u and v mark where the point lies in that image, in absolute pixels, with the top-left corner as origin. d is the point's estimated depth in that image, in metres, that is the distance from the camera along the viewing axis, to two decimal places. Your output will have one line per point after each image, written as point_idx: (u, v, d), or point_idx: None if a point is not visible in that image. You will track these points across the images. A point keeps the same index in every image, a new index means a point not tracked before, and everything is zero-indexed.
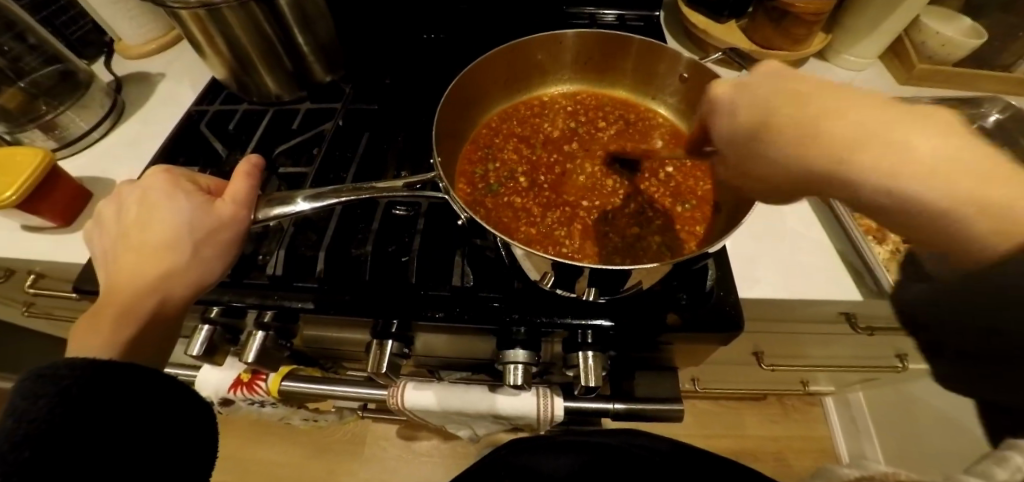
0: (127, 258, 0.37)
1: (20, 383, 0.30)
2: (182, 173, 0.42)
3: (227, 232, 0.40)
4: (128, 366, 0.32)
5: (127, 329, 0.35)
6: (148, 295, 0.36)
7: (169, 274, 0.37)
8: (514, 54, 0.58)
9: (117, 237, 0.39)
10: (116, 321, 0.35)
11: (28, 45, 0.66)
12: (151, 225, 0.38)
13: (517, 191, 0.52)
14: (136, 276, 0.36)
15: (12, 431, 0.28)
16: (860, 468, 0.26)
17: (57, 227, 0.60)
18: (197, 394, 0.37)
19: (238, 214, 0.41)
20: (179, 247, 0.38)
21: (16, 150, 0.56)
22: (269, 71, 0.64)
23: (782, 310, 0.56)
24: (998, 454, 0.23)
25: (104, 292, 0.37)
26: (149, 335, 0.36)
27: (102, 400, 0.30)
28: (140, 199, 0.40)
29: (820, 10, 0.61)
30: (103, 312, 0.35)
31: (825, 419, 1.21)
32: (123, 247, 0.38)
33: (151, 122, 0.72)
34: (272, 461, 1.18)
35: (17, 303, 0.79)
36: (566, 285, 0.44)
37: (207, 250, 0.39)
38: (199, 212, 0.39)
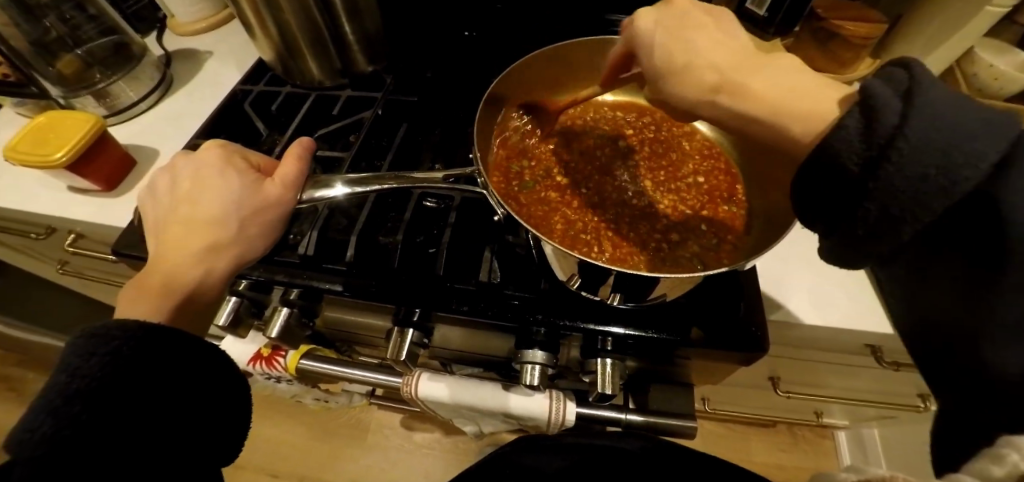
0: (176, 230, 0.39)
1: (75, 341, 0.31)
2: (235, 149, 0.44)
3: (272, 212, 0.41)
4: (174, 333, 0.33)
5: (171, 297, 0.36)
6: (194, 266, 0.37)
7: (215, 247, 0.38)
8: (558, 56, 0.58)
9: (169, 207, 0.40)
10: (162, 288, 0.36)
11: (88, 16, 0.69)
12: (201, 199, 0.39)
13: (551, 190, 0.53)
14: (186, 247, 0.38)
15: (65, 385, 0.29)
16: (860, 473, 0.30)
17: (100, 192, 0.62)
18: (234, 364, 0.38)
19: (285, 194, 0.42)
20: (225, 222, 0.39)
21: (71, 115, 0.59)
22: (314, 58, 0.66)
23: (806, 336, 0.55)
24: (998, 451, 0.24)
25: (152, 260, 0.38)
26: (188, 305, 0.37)
27: (150, 362, 0.31)
28: (194, 172, 0.41)
29: (870, 35, 0.60)
30: (151, 278, 0.37)
31: (836, 452, 1.18)
32: (174, 217, 0.39)
33: (197, 98, 0.74)
34: (276, 439, 1.20)
35: (53, 260, 0.82)
36: (592, 289, 0.44)
37: (252, 228, 0.40)
38: (246, 190, 0.41)
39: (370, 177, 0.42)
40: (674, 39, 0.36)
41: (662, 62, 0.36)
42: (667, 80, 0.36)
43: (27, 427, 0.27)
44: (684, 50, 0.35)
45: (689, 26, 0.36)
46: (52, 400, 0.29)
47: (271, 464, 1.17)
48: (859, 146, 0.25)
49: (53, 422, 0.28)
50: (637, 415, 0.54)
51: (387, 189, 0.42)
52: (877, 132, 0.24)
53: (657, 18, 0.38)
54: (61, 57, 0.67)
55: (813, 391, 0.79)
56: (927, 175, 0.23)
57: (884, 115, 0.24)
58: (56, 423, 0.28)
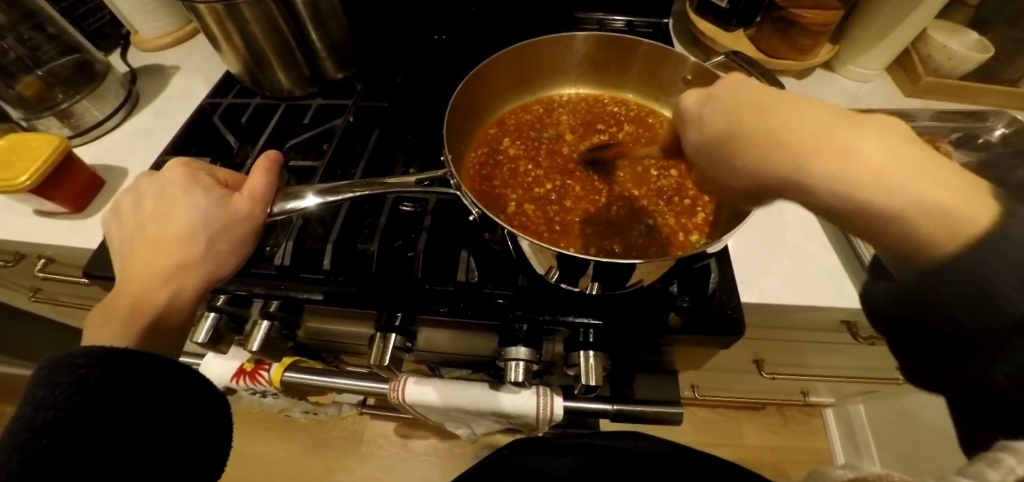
0: (144, 251, 0.38)
1: (39, 372, 0.31)
2: (201, 166, 0.43)
3: (242, 226, 0.41)
4: (142, 356, 0.33)
5: (143, 319, 0.35)
6: (163, 287, 0.37)
7: (183, 266, 0.38)
8: (522, 55, 0.59)
9: (134, 229, 0.40)
10: (131, 311, 0.35)
11: (47, 36, 0.68)
12: (168, 217, 0.39)
13: (521, 184, 0.54)
14: (153, 268, 0.37)
15: (30, 418, 0.28)
16: (857, 471, 0.27)
17: (68, 213, 0.61)
18: (209, 382, 0.37)
19: (254, 209, 0.42)
20: (195, 239, 0.39)
21: (30, 137, 0.58)
22: (282, 68, 0.65)
23: (781, 316, 0.56)
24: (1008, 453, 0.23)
25: (119, 283, 0.37)
26: (160, 326, 0.36)
27: (121, 387, 0.31)
28: (158, 191, 0.41)
29: (828, 22, 0.61)
30: (118, 302, 0.36)
31: (825, 430, 1.21)
32: (140, 239, 0.39)
33: (165, 113, 0.73)
34: (271, 456, 1.18)
35: (23, 288, 0.80)
36: (569, 280, 0.44)
37: (222, 244, 0.40)
38: (216, 206, 0.40)
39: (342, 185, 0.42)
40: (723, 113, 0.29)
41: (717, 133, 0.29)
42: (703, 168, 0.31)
43: None
44: (738, 127, 0.27)
45: (722, 103, 0.29)
46: (19, 434, 0.28)
47: (264, 480, 1.15)
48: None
49: (19, 458, 0.27)
50: (623, 405, 0.54)
51: (360, 196, 0.42)
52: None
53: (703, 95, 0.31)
54: (21, 78, 0.66)
55: (798, 372, 0.81)
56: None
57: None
58: (24, 458, 0.27)
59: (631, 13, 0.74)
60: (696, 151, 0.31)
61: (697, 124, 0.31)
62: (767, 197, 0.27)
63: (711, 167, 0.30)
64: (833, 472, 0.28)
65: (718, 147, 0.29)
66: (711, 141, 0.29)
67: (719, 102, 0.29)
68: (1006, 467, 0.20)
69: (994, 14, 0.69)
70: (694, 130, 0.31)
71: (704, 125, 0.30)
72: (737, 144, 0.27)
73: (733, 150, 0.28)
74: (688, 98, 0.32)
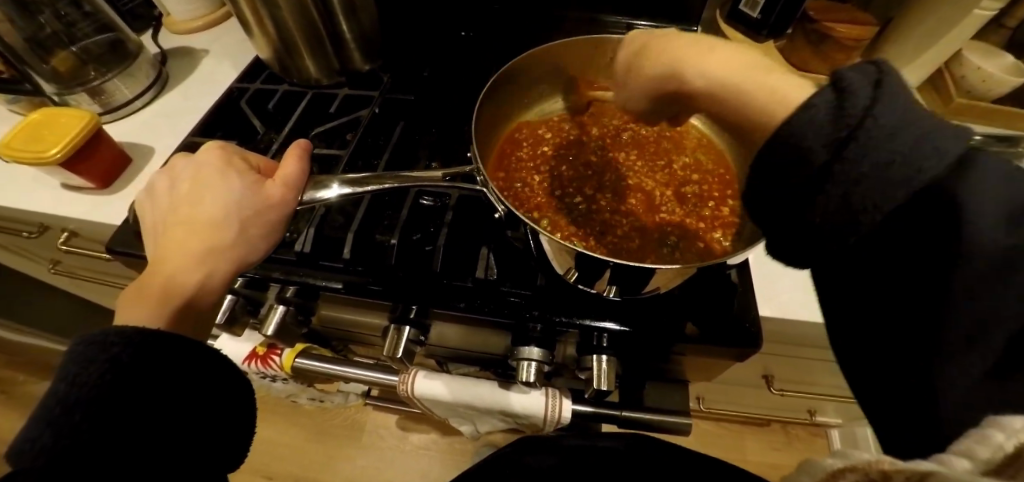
0: (177, 232, 0.39)
1: (74, 347, 0.31)
2: (234, 150, 0.44)
3: (273, 214, 0.41)
4: (175, 339, 0.33)
5: (173, 301, 0.35)
6: (193, 269, 0.37)
7: (215, 249, 0.38)
8: (555, 55, 0.59)
9: (168, 209, 0.40)
10: (161, 292, 0.35)
11: (83, 13, 0.69)
12: (201, 200, 0.40)
13: (544, 181, 0.55)
14: (186, 249, 0.37)
15: (64, 394, 0.29)
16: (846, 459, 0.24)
17: (94, 189, 0.62)
18: (235, 367, 0.37)
19: (286, 196, 0.42)
20: (227, 223, 0.39)
21: (63, 112, 0.59)
22: (311, 57, 0.66)
23: (796, 333, 0.56)
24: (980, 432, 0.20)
25: (153, 262, 0.38)
26: (190, 308, 0.36)
27: (151, 369, 0.31)
28: (193, 173, 0.41)
29: (861, 37, 0.61)
30: (149, 281, 0.36)
31: (829, 451, 1.19)
32: (174, 220, 0.39)
33: (193, 95, 0.74)
34: (275, 439, 1.20)
35: (45, 259, 0.82)
36: (588, 282, 0.44)
37: (252, 229, 0.40)
38: (249, 191, 0.41)
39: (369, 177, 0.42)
40: (653, 43, 0.36)
41: (625, 65, 0.38)
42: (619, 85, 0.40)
43: (26, 437, 0.28)
44: (653, 48, 0.35)
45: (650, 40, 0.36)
46: (53, 409, 0.29)
47: (266, 464, 1.16)
48: (828, 129, 0.25)
49: (52, 433, 0.28)
50: (631, 411, 0.54)
51: (387, 188, 0.42)
52: (845, 112, 0.24)
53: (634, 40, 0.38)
54: (56, 53, 0.68)
55: (806, 390, 0.80)
56: (893, 163, 0.23)
57: (856, 98, 0.24)
58: (57, 432, 0.28)
59: (658, 18, 0.74)
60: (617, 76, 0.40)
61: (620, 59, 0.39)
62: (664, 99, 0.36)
63: (625, 77, 0.38)
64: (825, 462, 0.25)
65: (634, 66, 0.37)
66: (629, 60, 0.38)
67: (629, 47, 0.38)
68: (995, 443, 0.19)
69: None
70: (623, 54, 0.39)
71: (626, 54, 0.38)
72: (648, 58, 0.35)
73: (632, 73, 0.37)
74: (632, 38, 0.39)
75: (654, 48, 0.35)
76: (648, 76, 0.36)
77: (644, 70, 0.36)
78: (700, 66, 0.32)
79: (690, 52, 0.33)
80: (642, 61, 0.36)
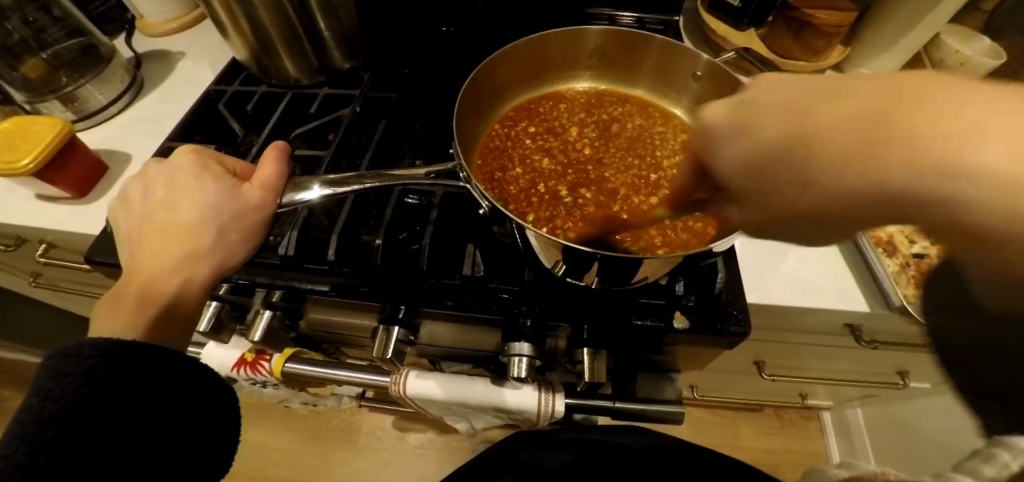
0: (154, 239, 0.38)
1: (48, 361, 0.30)
2: (210, 154, 0.43)
3: (252, 216, 0.41)
4: (152, 348, 0.32)
5: (150, 310, 0.35)
6: (171, 277, 0.36)
7: (192, 255, 0.37)
8: (536, 47, 0.59)
9: (143, 216, 0.40)
10: (138, 302, 0.35)
11: (53, 18, 0.68)
12: (177, 206, 0.39)
13: (528, 177, 0.54)
14: (163, 257, 0.37)
15: (38, 409, 0.28)
16: (851, 469, 0.26)
17: (71, 199, 0.60)
18: (218, 374, 0.37)
19: (265, 198, 0.41)
20: (204, 228, 0.38)
21: (35, 120, 0.57)
22: (289, 56, 0.65)
23: (784, 319, 0.57)
24: (986, 450, 0.20)
25: (129, 269, 0.37)
26: (168, 315, 0.36)
27: (127, 379, 0.30)
28: (168, 178, 0.40)
29: (841, 22, 0.61)
30: (125, 291, 0.35)
31: (821, 433, 1.21)
32: (150, 226, 0.39)
33: (171, 100, 0.72)
34: (270, 445, 1.19)
35: (24, 272, 0.80)
36: (576, 275, 0.44)
37: (231, 233, 0.39)
38: (225, 195, 0.40)
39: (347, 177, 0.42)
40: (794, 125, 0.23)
41: (767, 151, 0.23)
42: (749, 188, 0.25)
43: None
44: (808, 130, 0.22)
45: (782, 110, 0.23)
46: (26, 426, 0.28)
47: (262, 470, 1.15)
48: None
49: (27, 450, 0.27)
50: (625, 403, 0.54)
51: (368, 188, 0.41)
52: None
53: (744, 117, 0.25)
54: (26, 60, 0.66)
55: (797, 375, 0.81)
56: None
57: None
58: (30, 449, 0.27)
59: (641, 9, 0.73)
60: (736, 174, 0.25)
61: (736, 143, 0.25)
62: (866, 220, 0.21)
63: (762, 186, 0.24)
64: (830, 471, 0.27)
65: (777, 158, 0.23)
66: (767, 144, 0.23)
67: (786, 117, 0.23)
68: (1000, 462, 0.19)
69: (1005, 21, 0.69)
70: (730, 143, 0.25)
71: (749, 136, 0.24)
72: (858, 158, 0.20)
73: (793, 170, 0.22)
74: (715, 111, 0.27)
75: (817, 131, 0.22)
76: (838, 186, 0.21)
77: (814, 175, 0.22)
78: (977, 160, 0.17)
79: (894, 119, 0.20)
80: (806, 153, 0.22)
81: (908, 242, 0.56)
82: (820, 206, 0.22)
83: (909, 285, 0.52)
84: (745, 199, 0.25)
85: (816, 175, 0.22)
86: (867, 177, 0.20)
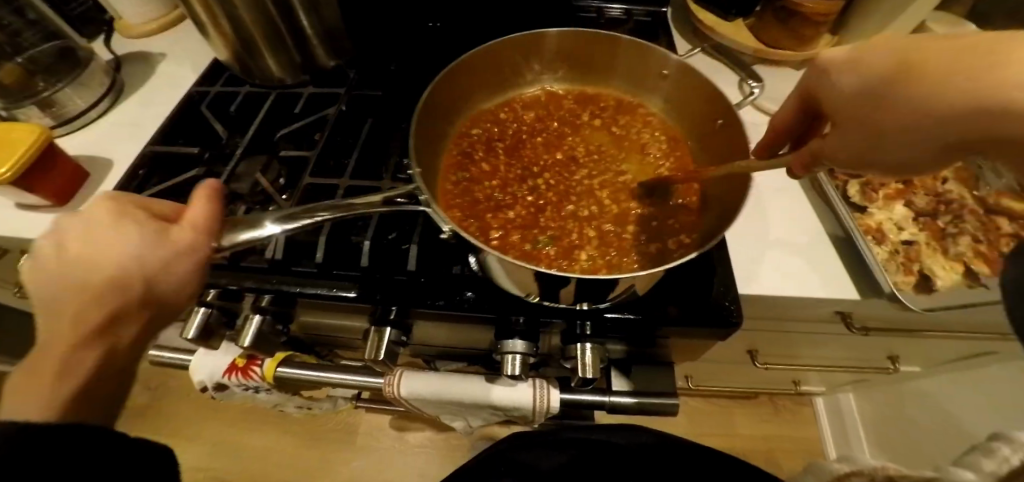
0: (60, 301, 0.29)
1: None
2: (129, 197, 0.34)
3: (187, 263, 0.33)
4: (76, 425, 0.27)
5: (73, 385, 0.28)
6: (94, 340, 0.30)
7: (115, 313, 0.30)
8: (497, 57, 0.58)
9: (39, 271, 0.30)
10: (52, 379, 0.28)
11: (27, 21, 0.67)
12: (87, 259, 0.30)
13: (498, 192, 0.54)
14: (78, 319, 0.29)
15: None
16: (850, 466, 0.37)
17: (52, 206, 0.59)
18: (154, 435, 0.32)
19: (200, 241, 0.34)
20: (129, 281, 0.31)
21: (12, 126, 0.55)
22: (273, 55, 0.64)
23: (776, 309, 0.57)
24: (989, 445, 0.30)
25: (41, 331, 0.29)
26: (96, 386, 0.30)
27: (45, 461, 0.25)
28: (72, 228, 0.31)
29: (829, 11, 0.61)
30: (34, 368, 0.28)
31: (815, 419, 1.22)
32: (53, 284, 0.30)
33: (152, 103, 0.71)
34: (267, 449, 1.18)
35: (7, 282, 0.78)
36: (551, 298, 0.43)
37: (165, 283, 0.32)
38: (150, 242, 0.32)
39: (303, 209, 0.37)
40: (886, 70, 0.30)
41: (874, 81, 0.31)
42: (852, 115, 0.33)
43: None
44: (908, 61, 0.29)
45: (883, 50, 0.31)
46: None
47: (259, 475, 1.14)
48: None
49: None
50: (621, 397, 0.54)
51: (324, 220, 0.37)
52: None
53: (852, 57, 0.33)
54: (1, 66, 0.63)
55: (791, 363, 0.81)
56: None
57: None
58: None
59: (628, 1, 0.73)
60: (841, 104, 0.34)
61: (850, 72, 0.33)
62: (955, 146, 0.28)
63: (862, 110, 0.32)
64: (831, 466, 0.38)
65: (880, 86, 0.31)
66: (872, 80, 0.31)
67: (886, 49, 0.31)
68: (1002, 456, 0.29)
69: (989, 6, 0.69)
70: (844, 73, 0.34)
71: (858, 70, 0.32)
72: (915, 79, 0.28)
73: (894, 97, 0.30)
74: (834, 52, 0.35)
75: (920, 61, 0.28)
76: (924, 112, 0.28)
77: (908, 96, 0.29)
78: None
79: (956, 57, 0.27)
80: (907, 76, 0.29)
81: (897, 229, 0.56)
82: (913, 126, 0.29)
83: (898, 272, 0.52)
84: (844, 125, 0.34)
85: (913, 103, 0.28)
86: (940, 101, 0.27)
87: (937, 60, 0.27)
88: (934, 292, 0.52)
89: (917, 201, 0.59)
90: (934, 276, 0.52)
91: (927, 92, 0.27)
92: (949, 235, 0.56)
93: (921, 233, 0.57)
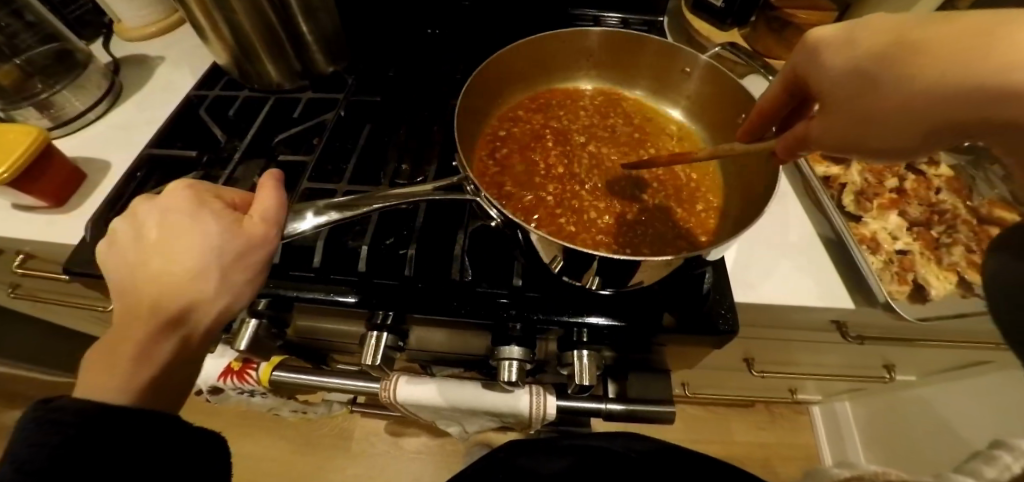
0: (144, 289, 0.31)
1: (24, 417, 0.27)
2: (206, 187, 0.36)
3: (255, 255, 0.34)
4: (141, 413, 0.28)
5: (150, 369, 0.30)
6: (171, 331, 0.30)
7: (192, 305, 0.31)
8: (536, 48, 0.58)
9: (134, 256, 0.32)
10: (134, 362, 0.29)
11: (26, 23, 0.65)
12: (171, 250, 0.32)
13: (527, 177, 0.54)
14: (157, 309, 0.30)
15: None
16: (852, 469, 0.33)
17: (49, 208, 0.59)
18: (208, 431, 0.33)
19: (266, 232, 0.34)
20: (203, 274, 0.31)
21: (7, 127, 0.55)
22: (272, 61, 0.64)
23: (772, 316, 0.57)
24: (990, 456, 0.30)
25: (119, 311, 0.31)
26: (167, 375, 0.30)
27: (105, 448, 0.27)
28: (161, 217, 0.33)
29: (821, 23, 0.61)
30: (118, 347, 0.29)
31: (812, 427, 1.22)
32: (141, 273, 0.31)
33: (150, 106, 0.71)
34: (260, 454, 1.17)
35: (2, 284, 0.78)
36: (572, 274, 0.43)
37: (236, 277, 0.33)
38: (225, 234, 0.33)
39: (346, 202, 0.39)
40: (888, 45, 0.30)
41: (874, 56, 0.30)
42: (841, 98, 0.32)
43: None
44: (907, 38, 0.29)
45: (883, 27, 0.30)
46: None
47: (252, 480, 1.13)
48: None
49: None
50: (616, 404, 0.54)
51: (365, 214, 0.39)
52: None
53: (847, 35, 0.32)
54: None
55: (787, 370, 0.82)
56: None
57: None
58: None
59: (625, 10, 0.73)
60: (828, 86, 0.33)
61: (845, 49, 0.32)
62: (954, 130, 0.28)
63: (855, 93, 0.31)
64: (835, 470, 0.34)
65: (875, 63, 0.30)
66: (869, 59, 0.30)
67: (875, 30, 0.31)
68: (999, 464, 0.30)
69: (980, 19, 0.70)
70: (837, 52, 0.33)
71: (852, 47, 0.32)
72: (914, 58, 0.28)
73: (893, 78, 0.29)
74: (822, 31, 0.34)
75: (926, 38, 0.28)
76: (926, 93, 0.28)
77: (913, 78, 0.28)
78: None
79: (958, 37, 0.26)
80: (908, 54, 0.28)
81: (891, 239, 0.57)
82: (915, 108, 0.28)
83: (893, 281, 0.53)
84: (833, 107, 0.33)
85: (922, 81, 0.28)
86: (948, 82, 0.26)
87: (941, 37, 0.27)
88: (929, 301, 0.53)
89: (911, 211, 0.60)
90: (929, 285, 0.53)
91: (949, 66, 0.26)
92: (942, 245, 0.57)
93: (914, 243, 0.57)
